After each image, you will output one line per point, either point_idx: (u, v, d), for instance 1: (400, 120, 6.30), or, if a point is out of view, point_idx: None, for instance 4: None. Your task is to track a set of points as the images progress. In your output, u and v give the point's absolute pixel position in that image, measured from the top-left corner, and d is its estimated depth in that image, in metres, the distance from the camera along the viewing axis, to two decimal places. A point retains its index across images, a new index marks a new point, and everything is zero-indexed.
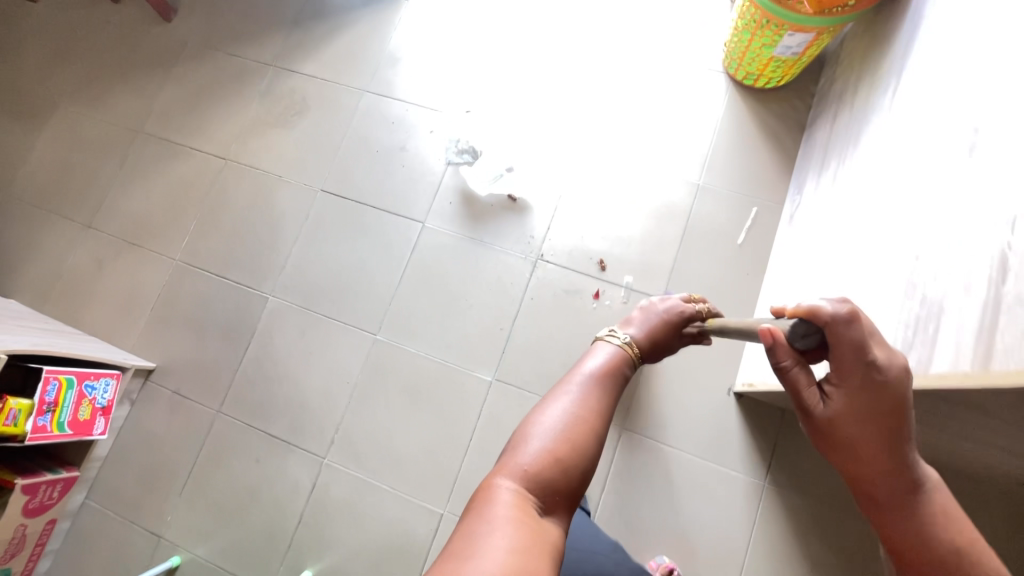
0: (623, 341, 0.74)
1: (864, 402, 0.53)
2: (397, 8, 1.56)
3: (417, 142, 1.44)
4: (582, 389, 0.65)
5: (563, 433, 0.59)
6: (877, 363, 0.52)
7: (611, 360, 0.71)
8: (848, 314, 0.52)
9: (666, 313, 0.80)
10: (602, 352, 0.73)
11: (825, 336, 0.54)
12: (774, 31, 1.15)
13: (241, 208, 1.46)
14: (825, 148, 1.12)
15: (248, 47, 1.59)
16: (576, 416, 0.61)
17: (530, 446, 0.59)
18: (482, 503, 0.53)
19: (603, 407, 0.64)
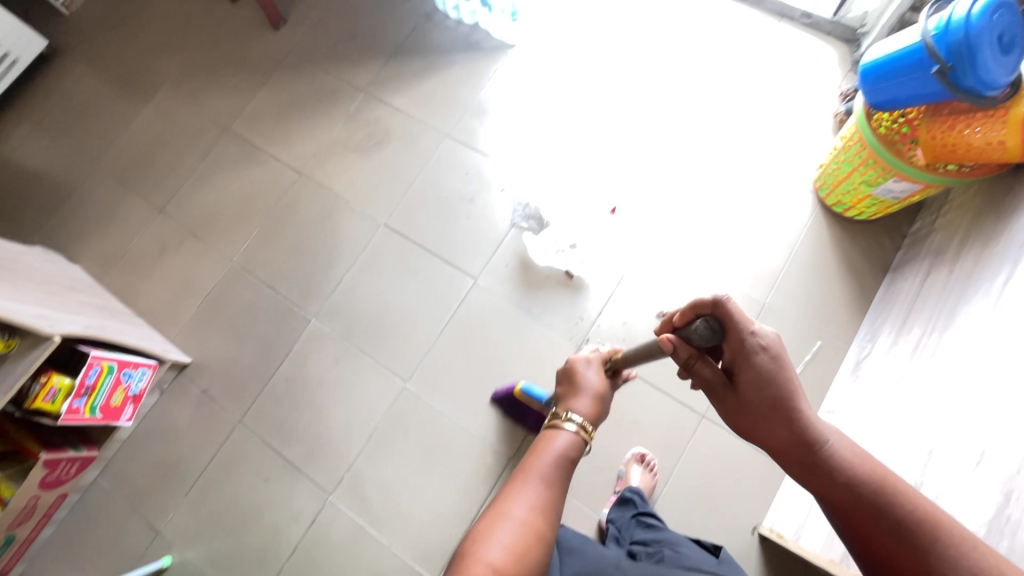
0: (577, 426, 0.77)
1: (762, 379, 0.65)
2: (495, 59, 1.58)
3: (487, 198, 1.45)
4: (529, 491, 0.70)
5: (510, 547, 0.63)
6: (757, 344, 0.66)
7: (566, 445, 0.76)
8: (724, 307, 0.67)
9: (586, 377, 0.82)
10: (559, 436, 0.76)
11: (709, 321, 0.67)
12: (878, 172, 1.10)
13: (305, 225, 1.49)
14: (910, 307, 1.06)
15: (346, 69, 1.64)
16: (525, 526, 0.66)
17: (480, 561, 0.61)
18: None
19: (548, 511, 0.69)
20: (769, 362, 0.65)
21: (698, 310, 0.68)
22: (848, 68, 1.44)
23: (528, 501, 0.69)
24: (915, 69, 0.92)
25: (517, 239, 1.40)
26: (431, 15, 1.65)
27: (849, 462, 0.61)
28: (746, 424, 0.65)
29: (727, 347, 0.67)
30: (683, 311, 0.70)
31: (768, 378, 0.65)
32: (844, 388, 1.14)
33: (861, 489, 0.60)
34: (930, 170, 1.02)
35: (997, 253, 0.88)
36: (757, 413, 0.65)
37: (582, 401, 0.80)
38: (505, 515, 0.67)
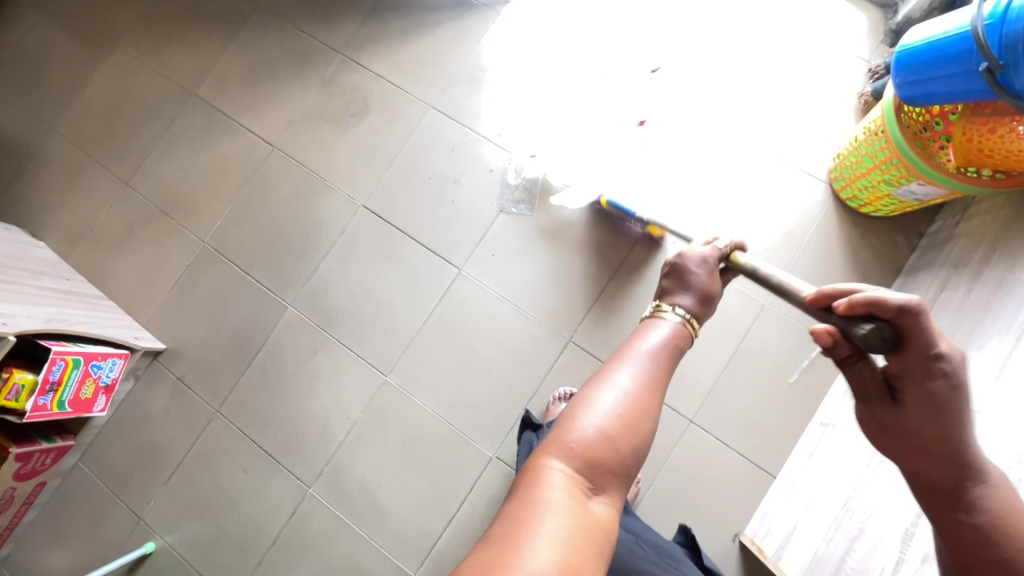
0: (681, 316, 0.64)
1: (937, 402, 0.53)
2: (485, 20, 1.42)
3: (473, 179, 1.34)
4: (638, 368, 0.58)
5: (618, 416, 0.54)
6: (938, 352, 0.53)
7: (675, 336, 0.62)
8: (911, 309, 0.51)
9: (700, 263, 0.68)
10: (662, 327, 0.63)
11: (887, 327, 0.53)
12: (901, 173, 1.00)
13: (279, 204, 1.40)
14: None
15: (320, 26, 1.49)
16: (633, 397, 0.55)
17: (580, 430, 0.53)
18: (535, 470, 0.51)
19: (662, 380, 0.58)
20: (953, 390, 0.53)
21: (876, 313, 0.53)
22: (879, 38, 1.27)
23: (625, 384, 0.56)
24: (962, 59, 0.79)
25: (505, 226, 1.31)
26: None
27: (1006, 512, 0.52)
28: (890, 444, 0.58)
29: (899, 355, 0.54)
30: (849, 305, 0.54)
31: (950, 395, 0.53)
32: (836, 402, 1.08)
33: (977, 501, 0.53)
34: (957, 175, 0.91)
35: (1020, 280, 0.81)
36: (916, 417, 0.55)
37: (686, 297, 0.66)
38: (609, 381, 0.57)
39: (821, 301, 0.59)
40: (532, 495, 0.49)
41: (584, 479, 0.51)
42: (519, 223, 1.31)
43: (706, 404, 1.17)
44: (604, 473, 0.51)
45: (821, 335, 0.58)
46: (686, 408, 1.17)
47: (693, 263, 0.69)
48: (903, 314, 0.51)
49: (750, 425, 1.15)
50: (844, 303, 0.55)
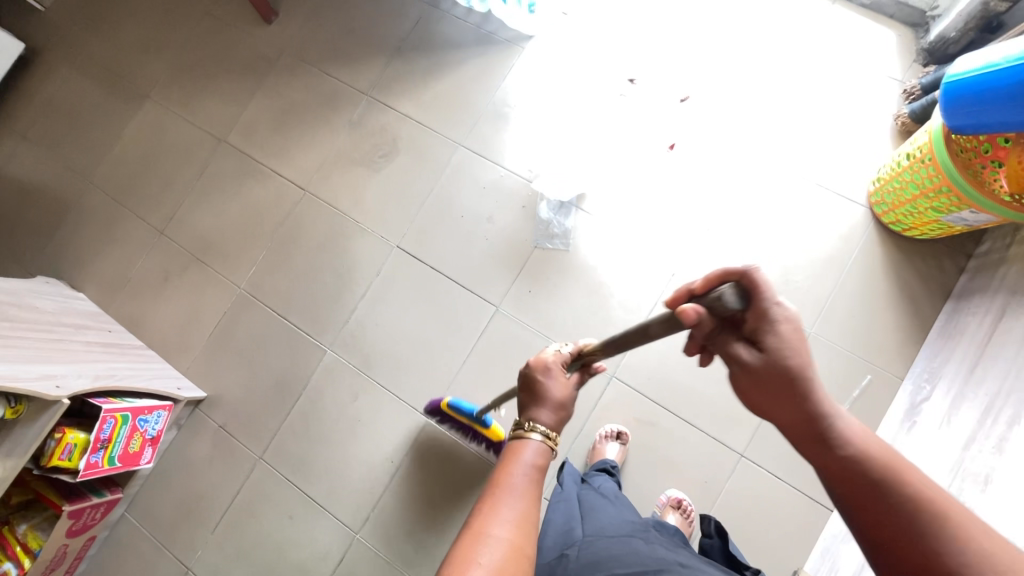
0: (544, 434, 0.64)
1: (782, 356, 0.55)
2: (509, 55, 1.44)
3: (506, 215, 1.34)
4: (508, 504, 0.55)
5: (496, 569, 0.49)
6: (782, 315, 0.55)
7: (540, 458, 0.63)
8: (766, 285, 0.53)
9: (545, 374, 0.70)
10: (526, 449, 0.63)
11: (742, 292, 0.54)
12: (951, 201, 0.99)
13: (314, 248, 1.42)
14: (979, 351, 0.97)
15: (347, 70, 1.51)
16: (508, 541, 0.52)
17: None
18: None
19: (533, 511, 0.56)
20: (794, 333, 0.55)
21: (726, 277, 0.54)
22: (911, 57, 1.26)
23: (500, 523, 0.53)
24: (1009, 92, 0.79)
25: (539, 262, 1.31)
26: (436, 3, 1.50)
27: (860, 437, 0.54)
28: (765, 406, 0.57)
29: (751, 314, 0.56)
30: (708, 279, 0.55)
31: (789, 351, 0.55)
32: (895, 434, 1.06)
33: (869, 471, 0.52)
34: (1012, 205, 0.90)
35: None
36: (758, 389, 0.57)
37: (545, 411, 0.67)
38: (481, 530, 0.53)
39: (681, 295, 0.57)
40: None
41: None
42: (554, 258, 1.31)
43: (755, 436, 1.15)
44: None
45: (689, 314, 0.53)
46: (734, 442, 1.15)
47: (543, 375, 0.70)
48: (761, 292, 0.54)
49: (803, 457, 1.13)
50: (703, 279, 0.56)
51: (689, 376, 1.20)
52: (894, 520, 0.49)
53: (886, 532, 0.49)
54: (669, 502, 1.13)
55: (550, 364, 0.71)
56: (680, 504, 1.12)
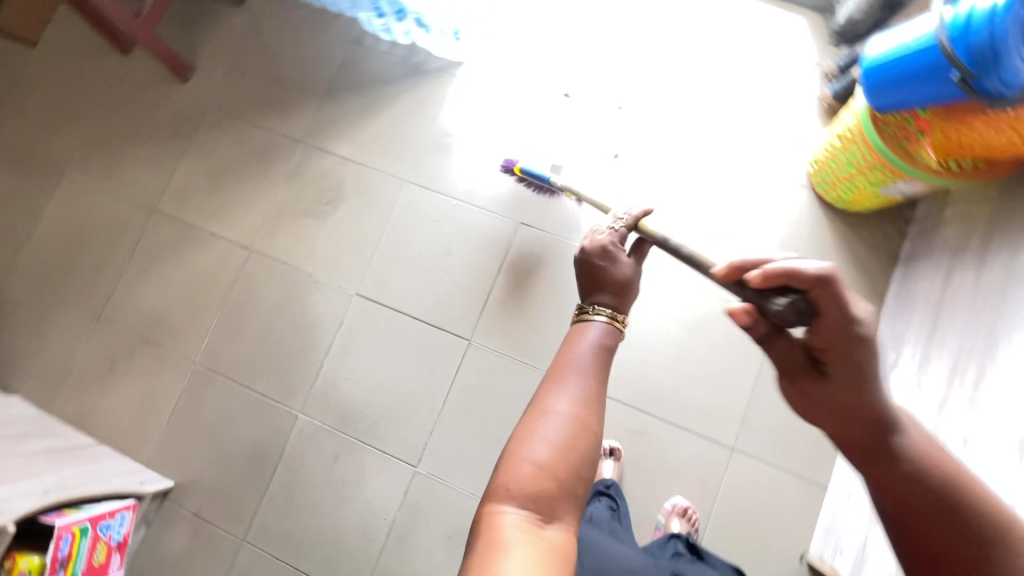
0: (605, 314, 0.60)
1: (857, 365, 0.50)
2: (442, 84, 1.42)
3: (464, 245, 1.32)
4: (575, 379, 0.54)
5: (558, 443, 0.51)
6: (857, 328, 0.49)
7: (604, 335, 0.59)
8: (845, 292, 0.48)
9: (606, 256, 0.65)
10: (588, 329, 0.60)
11: (801, 293, 0.50)
12: (887, 175, 1.03)
13: (269, 308, 1.35)
14: (934, 314, 1.01)
15: (277, 119, 1.46)
16: (573, 417, 0.52)
17: (520, 466, 0.50)
18: (482, 531, 0.48)
19: (601, 387, 0.55)
20: (869, 351, 0.50)
21: (792, 283, 0.49)
22: (825, 40, 1.32)
23: (563, 399, 0.53)
24: (925, 71, 0.83)
25: (505, 287, 1.29)
26: (359, 41, 1.47)
27: (926, 453, 0.50)
28: (811, 417, 0.54)
29: (818, 333, 0.50)
30: (765, 274, 0.50)
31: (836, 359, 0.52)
32: None
33: (931, 487, 0.49)
34: (943, 172, 0.94)
35: None
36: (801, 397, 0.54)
37: (607, 292, 0.63)
38: (546, 403, 0.53)
39: (733, 271, 0.54)
40: (484, 548, 0.46)
41: (538, 516, 0.48)
42: (519, 281, 1.29)
43: (744, 427, 1.16)
44: (557, 503, 0.49)
45: (739, 314, 0.54)
46: (724, 437, 1.16)
47: (600, 252, 0.65)
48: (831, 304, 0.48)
49: (791, 440, 1.15)
50: (759, 274, 0.51)
51: (671, 379, 1.20)
52: (963, 546, 0.47)
53: (953, 562, 0.47)
54: (675, 509, 1.12)
55: (604, 244, 0.66)
56: (686, 512, 1.11)
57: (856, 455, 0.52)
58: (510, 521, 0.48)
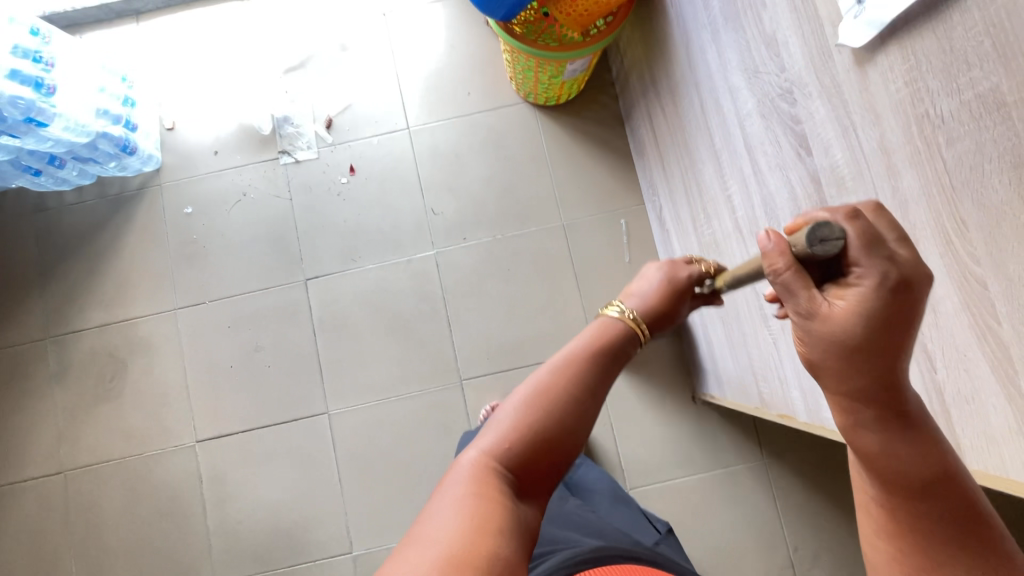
0: (627, 315, 0.67)
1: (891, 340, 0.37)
2: (152, 199, 1.31)
3: (268, 332, 1.25)
4: (575, 362, 0.58)
5: (539, 405, 0.55)
6: (897, 277, 0.36)
7: (613, 332, 0.64)
8: (907, 258, 0.37)
9: (669, 278, 0.72)
10: (603, 322, 0.66)
11: (858, 242, 0.36)
12: (556, 65, 1.08)
13: (120, 511, 1.22)
14: (659, 151, 1.10)
15: (5, 331, 1.28)
16: (559, 385, 0.56)
17: (503, 423, 0.55)
18: (454, 472, 0.52)
19: (597, 378, 0.58)
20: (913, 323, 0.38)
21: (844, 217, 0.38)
22: None
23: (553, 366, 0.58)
24: None
25: (329, 345, 1.25)
26: (40, 205, 1.31)
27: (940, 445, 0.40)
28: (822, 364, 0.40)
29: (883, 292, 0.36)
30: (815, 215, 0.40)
31: (883, 318, 0.37)
32: (666, 246, 1.19)
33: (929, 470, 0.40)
34: (591, 41, 1.01)
35: (682, 78, 0.91)
36: (827, 346, 0.39)
37: (638, 302, 0.70)
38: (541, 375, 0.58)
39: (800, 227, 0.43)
40: (454, 489, 0.50)
41: (503, 473, 0.52)
42: (338, 332, 1.25)
43: None
44: (535, 466, 0.53)
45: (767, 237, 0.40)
46: None
47: (667, 276, 0.73)
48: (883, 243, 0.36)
49: None
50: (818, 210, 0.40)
51: (514, 329, 1.24)
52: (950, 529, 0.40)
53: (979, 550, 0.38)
54: None
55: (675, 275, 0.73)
56: None
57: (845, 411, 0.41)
58: (483, 467, 0.51)
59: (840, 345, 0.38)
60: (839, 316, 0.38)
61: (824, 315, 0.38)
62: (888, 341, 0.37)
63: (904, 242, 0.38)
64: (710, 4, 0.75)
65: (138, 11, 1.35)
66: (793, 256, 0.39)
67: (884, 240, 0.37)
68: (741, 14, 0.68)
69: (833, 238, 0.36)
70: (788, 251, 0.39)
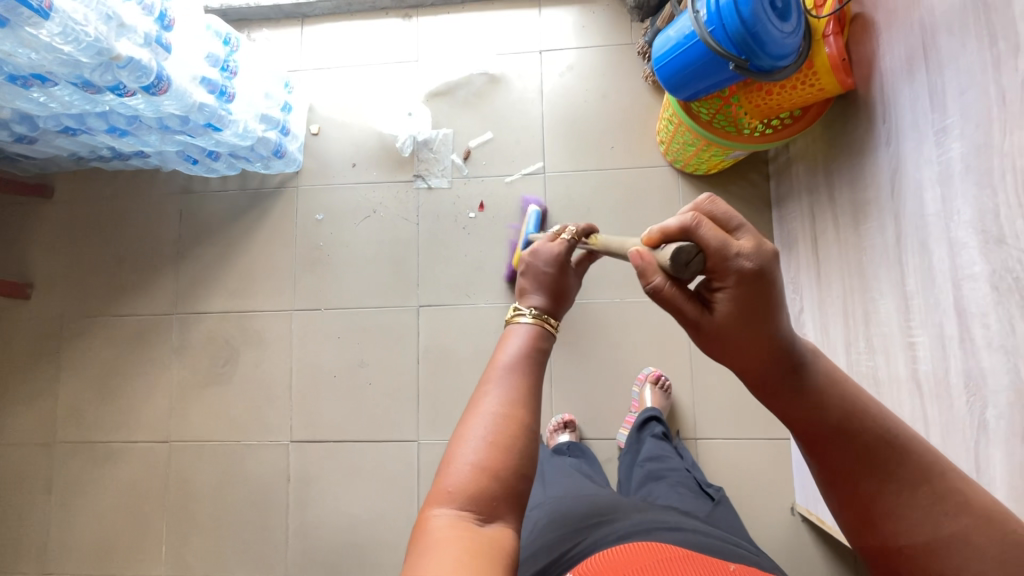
0: (533, 315, 0.63)
1: (757, 312, 0.48)
2: (287, 199, 1.35)
3: (374, 349, 1.28)
4: (502, 382, 0.56)
5: (490, 439, 0.52)
6: (751, 271, 0.47)
7: (529, 338, 0.61)
8: (757, 249, 0.48)
9: (551, 261, 0.67)
10: (513, 332, 0.62)
11: (704, 254, 0.48)
12: (723, 149, 1.03)
13: (213, 491, 1.29)
14: (815, 252, 1.03)
15: (140, 300, 1.37)
16: (502, 415, 0.53)
17: (457, 470, 0.50)
18: (416, 541, 0.47)
19: (532, 392, 0.56)
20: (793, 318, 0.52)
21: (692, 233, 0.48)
22: (628, 17, 1.31)
23: (488, 407, 0.54)
24: (709, 65, 0.83)
25: (431, 375, 1.26)
26: (188, 187, 1.38)
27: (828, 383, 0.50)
28: (730, 351, 0.51)
29: (738, 286, 0.48)
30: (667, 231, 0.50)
31: (750, 306, 0.48)
32: None
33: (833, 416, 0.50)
34: (772, 134, 0.96)
35: (873, 198, 0.84)
36: (711, 339, 0.50)
37: (537, 296, 0.65)
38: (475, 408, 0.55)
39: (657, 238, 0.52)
40: (421, 553, 0.45)
41: (469, 520, 0.48)
42: (441, 364, 1.26)
43: (698, 414, 1.19)
44: (494, 500, 0.50)
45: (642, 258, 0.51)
46: (684, 431, 1.18)
47: (542, 262, 0.67)
48: (727, 251, 0.47)
49: (743, 409, 1.18)
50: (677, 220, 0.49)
51: (617, 399, 1.21)
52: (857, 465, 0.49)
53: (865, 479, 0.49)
54: (648, 377, 1.18)
55: (558, 253, 0.67)
56: (659, 377, 1.17)
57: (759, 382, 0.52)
58: (452, 520, 0.47)
59: (726, 335, 0.50)
60: (720, 315, 0.49)
61: (710, 320, 0.49)
62: (757, 317, 0.49)
63: (744, 231, 0.49)
64: (946, 143, 0.68)
65: (304, 14, 1.38)
66: (664, 274, 0.50)
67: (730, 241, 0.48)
68: (995, 173, 0.61)
69: (692, 258, 0.48)
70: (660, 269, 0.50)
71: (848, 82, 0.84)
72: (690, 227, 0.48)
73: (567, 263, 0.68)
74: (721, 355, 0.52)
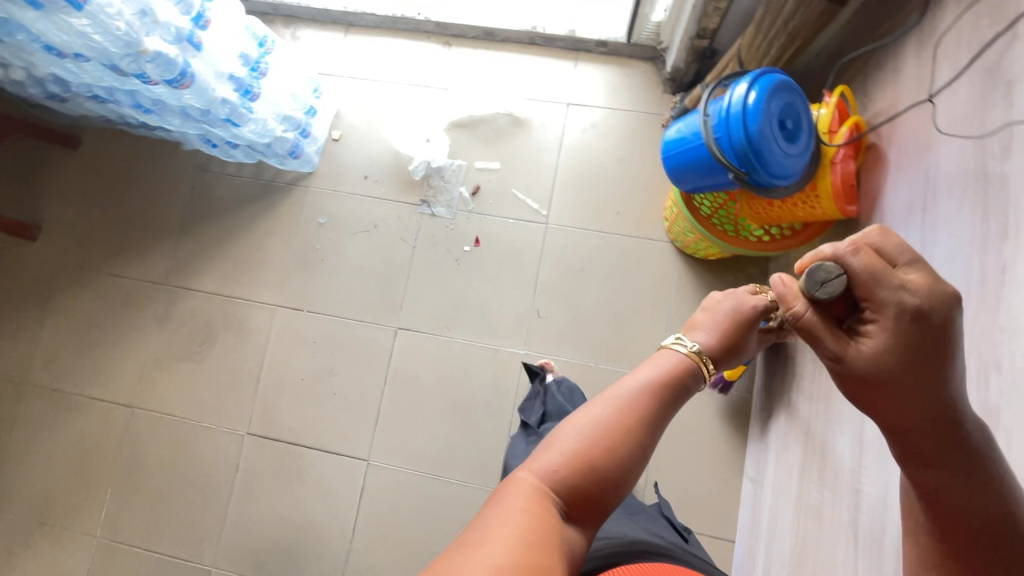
0: (693, 349, 0.61)
1: (914, 355, 0.45)
2: (295, 197, 1.37)
3: (345, 361, 1.29)
4: (634, 395, 0.54)
5: (600, 440, 0.51)
6: (910, 305, 0.45)
7: (677, 369, 0.58)
8: (919, 286, 0.45)
9: (737, 310, 0.66)
10: (666, 358, 0.59)
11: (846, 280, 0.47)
12: (719, 246, 1.03)
13: (163, 464, 1.31)
14: (793, 366, 1.02)
15: (136, 264, 1.40)
16: (620, 425, 0.52)
17: (558, 453, 0.51)
18: (499, 495, 0.49)
19: (658, 419, 0.54)
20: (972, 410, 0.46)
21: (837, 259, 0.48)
22: (660, 88, 1.32)
23: (606, 408, 0.53)
24: (710, 168, 0.83)
25: (394, 399, 1.26)
26: (205, 165, 1.42)
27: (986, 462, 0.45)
28: (882, 402, 0.47)
29: (892, 319, 0.45)
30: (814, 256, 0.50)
31: (908, 347, 0.45)
32: (760, 454, 1.11)
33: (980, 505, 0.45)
34: (768, 242, 0.95)
35: None
36: (863, 382, 0.48)
37: (705, 333, 0.64)
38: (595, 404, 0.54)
39: None
40: (500, 508, 0.47)
41: (551, 505, 0.48)
42: (407, 389, 1.26)
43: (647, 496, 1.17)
44: (582, 497, 0.50)
45: (784, 283, 0.53)
46: None
47: (732, 306, 0.67)
48: (879, 280, 0.45)
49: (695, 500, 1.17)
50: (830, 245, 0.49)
51: None
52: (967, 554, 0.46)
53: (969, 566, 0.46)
54: None
55: (748, 305, 0.66)
56: None
57: (905, 443, 0.47)
58: (537, 493, 0.48)
59: (879, 380, 0.47)
60: (863, 349, 0.47)
61: (854, 354, 0.48)
62: (917, 362, 0.45)
63: (913, 267, 0.46)
64: None
65: (350, 22, 1.42)
66: (806, 300, 0.50)
67: (888, 273, 0.45)
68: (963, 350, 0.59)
69: (830, 279, 0.47)
70: (800, 296, 0.51)
71: (850, 211, 0.82)
72: (837, 256, 0.47)
73: (757, 318, 0.66)
74: (871, 401, 0.48)
